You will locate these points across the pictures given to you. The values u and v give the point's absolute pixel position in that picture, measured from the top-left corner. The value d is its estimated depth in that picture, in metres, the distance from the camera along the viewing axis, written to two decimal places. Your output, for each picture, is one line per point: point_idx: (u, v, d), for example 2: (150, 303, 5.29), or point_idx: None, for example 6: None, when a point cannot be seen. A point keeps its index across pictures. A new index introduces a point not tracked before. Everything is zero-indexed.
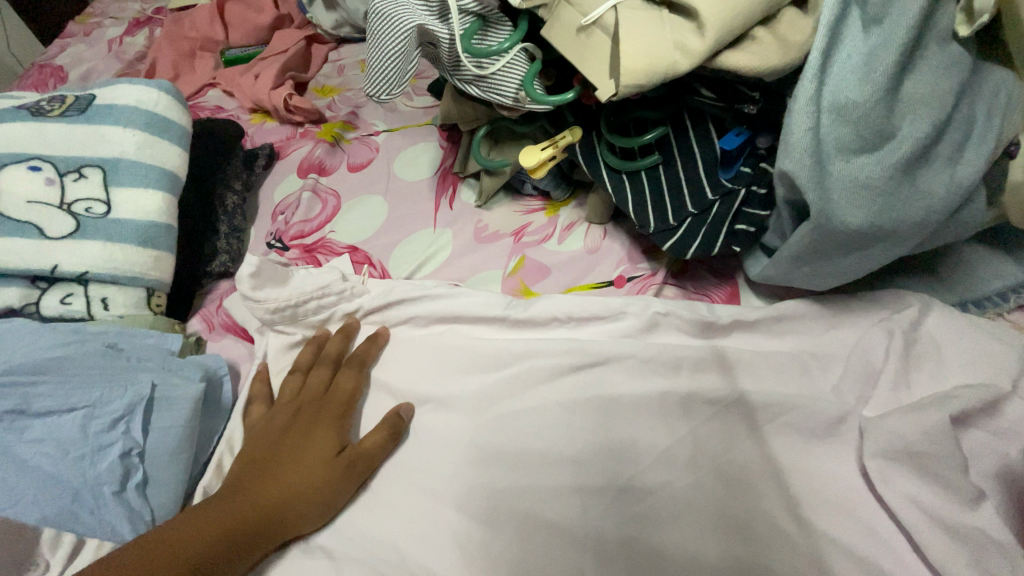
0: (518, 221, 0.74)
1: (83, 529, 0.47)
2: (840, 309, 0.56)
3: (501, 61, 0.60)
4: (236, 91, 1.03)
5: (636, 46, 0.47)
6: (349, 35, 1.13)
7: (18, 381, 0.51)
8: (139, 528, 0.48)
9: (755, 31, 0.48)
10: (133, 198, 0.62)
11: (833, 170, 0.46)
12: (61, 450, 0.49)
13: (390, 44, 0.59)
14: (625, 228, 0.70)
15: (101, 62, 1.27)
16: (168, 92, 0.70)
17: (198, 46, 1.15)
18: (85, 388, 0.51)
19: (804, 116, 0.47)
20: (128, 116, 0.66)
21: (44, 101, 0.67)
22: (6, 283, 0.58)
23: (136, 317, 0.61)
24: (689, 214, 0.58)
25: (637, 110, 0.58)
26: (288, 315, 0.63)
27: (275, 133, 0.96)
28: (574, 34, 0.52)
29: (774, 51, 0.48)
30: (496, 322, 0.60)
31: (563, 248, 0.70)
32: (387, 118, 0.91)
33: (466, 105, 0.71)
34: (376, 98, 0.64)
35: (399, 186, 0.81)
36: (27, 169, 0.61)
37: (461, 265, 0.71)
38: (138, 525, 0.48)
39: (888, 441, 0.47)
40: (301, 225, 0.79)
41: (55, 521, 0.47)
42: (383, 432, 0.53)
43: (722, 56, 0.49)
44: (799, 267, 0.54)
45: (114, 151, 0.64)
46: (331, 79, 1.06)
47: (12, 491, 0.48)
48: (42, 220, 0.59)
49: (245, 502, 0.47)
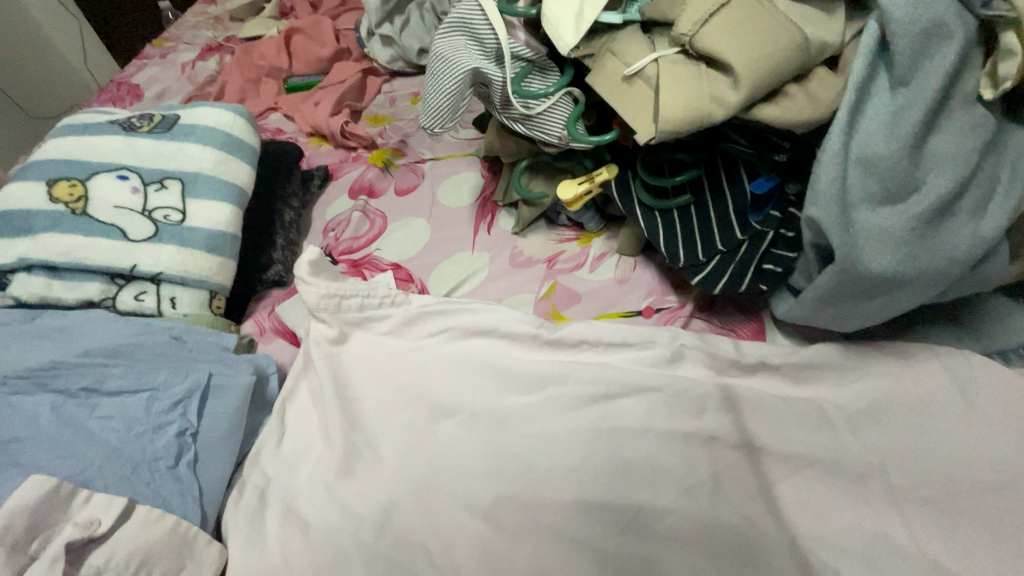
0: (552, 249, 0.78)
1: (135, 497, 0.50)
2: (865, 353, 0.58)
3: (547, 103, 0.65)
4: (296, 115, 1.11)
5: (676, 96, 0.52)
6: (402, 69, 1.21)
7: (93, 362, 0.56)
8: (189, 500, 0.51)
9: (787, 87, 0.52)
10: (205, 209, 0.69)
11: (859, 219, 0.49)
12: (125, 426, 0.53)
13: (447, 84, 0.65)
14: (655, 262, 0.73)
15: (174, 83, 1.38)
16: (241, 115, 0.77)
17: (264, 73, 1.26)
18: (151, 373, 0.56)
19: (832, 166, 0.50)
20: (206, 136, 0.73)
21: (135, 118, 0.75)
22: (88, 278, 0.63)
23: (199, 316, 0.66)
24: (718, 252, 0.61)
25: (672, 152, 0.62)
26: (333, 304, 0.65)
27: (330, 156, 1.03)
28: (617, 82, 0.57)
29: (805, 107, 0.51)
30: (529, 339, 0.63)
31: (594, 277, 0.73)
32: (434, 147, 0.98)
33: (509, 139, 0.77)
34: (429, 130, 0.70)
35: (442, 211, 0.86)
36: (115, 177, 0.68)
37: (497, 287, 0.75)
38: (188, 497, 0.51)
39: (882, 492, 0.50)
40: (350, 242, 0.85)
41: (112, 487, 0.49)
42: None
43: (755, 109, 0.53)
44: (824, 308, 0.56)
45: (193, 166, 0.71)
46: (383, 109, 1.14)
47: (76, 460, 0.50)
48: (124, 224, 0.65)
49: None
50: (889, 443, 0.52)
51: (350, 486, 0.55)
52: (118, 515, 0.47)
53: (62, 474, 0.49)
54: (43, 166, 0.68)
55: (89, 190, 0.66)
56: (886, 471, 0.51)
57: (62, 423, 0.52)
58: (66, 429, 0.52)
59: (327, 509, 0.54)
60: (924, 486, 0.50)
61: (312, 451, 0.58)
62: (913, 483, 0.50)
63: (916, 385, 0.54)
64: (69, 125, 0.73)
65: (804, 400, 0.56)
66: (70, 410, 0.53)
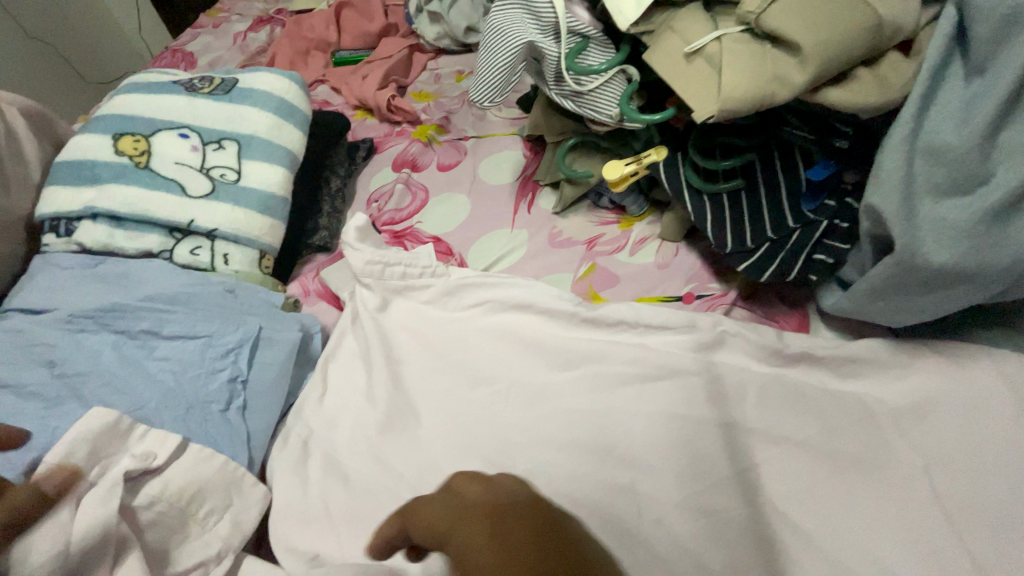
0: (592, 231, 0.78)
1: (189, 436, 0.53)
2: (913, 352, 0.56)
3: (600, 80, 0.65)
4: (343, 88, 1.13)
5: (738, 75, 0.51)
6: (448, 47, 1.22)
7: (154, 307, 0.59)
8: (238, 443, 0.54)
9: (855, 70, 0.51)
10: (259, 171, 0.71)
11: (922, 210, 0.48)
12: (181, 369, 0.56)
13: (501, 56, 0.65)
14: (697, 248, 0.72)
15: (226, 53, 1.41)
16: (296, 82, 0.79)
17: (313, 46, 1.28)
18: (206, 321, 0.59)
19: (896, 154, 0.48)
20: (263, 100, 0.75)
21: (196, 80, 0.77)
22: (149, 230, 0.66)
23: (249, 274, 0.68)
24: (767, 239, 0.60)
25: (725, 136, 0.61)
26: (376, 270, 0.67)
27: (374, 129, 1.05)
28: (675, 59, 0.56)
29: (874, 90, 0.50)
30: (566, 316, 0.63)
31: (634, 260, 0.73)
32: (477, 125, 0.98)
33: (553, 118, 0.78)
34: (478, 104, 0.70)
35: (483, 187, 0.87)
36: (176, 135, 0.70)
37: (535, 265, 0.76)
38: (236, 439, 0.54)
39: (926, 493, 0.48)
40: (392, 213, 0.86)
41: (168, 423, 0.52)
42: None
43: (822, 92, 0.51)
44: (875, 302, 0.54)
45: (249, 128, 0.73)
46: (427, 85, 1.15)
47: (136, 396, 0.53)
48: (184, 180, 0.68)
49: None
50: (933, 445, 0.51)
51: (385, 445, 0.57)
52: (172, 451, 0.50)
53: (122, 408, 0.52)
54: (108, 121, 0.71)
55: (152, 146, 0.69)
56: (929, 472, 0.50)
57: (122, 362, 0.55)
58: (127, 367, 0.55)
59: (365, 465, 0.55)
60: (973, 488, 0.48)
61: (352, 410, 0.59)
62: (957, 486, 0.48)
63: (968, 387, 0.53)
64: (132, 83, 0.76)
65: (847, 395, 0.55)
66: (131, 350, 0.57)
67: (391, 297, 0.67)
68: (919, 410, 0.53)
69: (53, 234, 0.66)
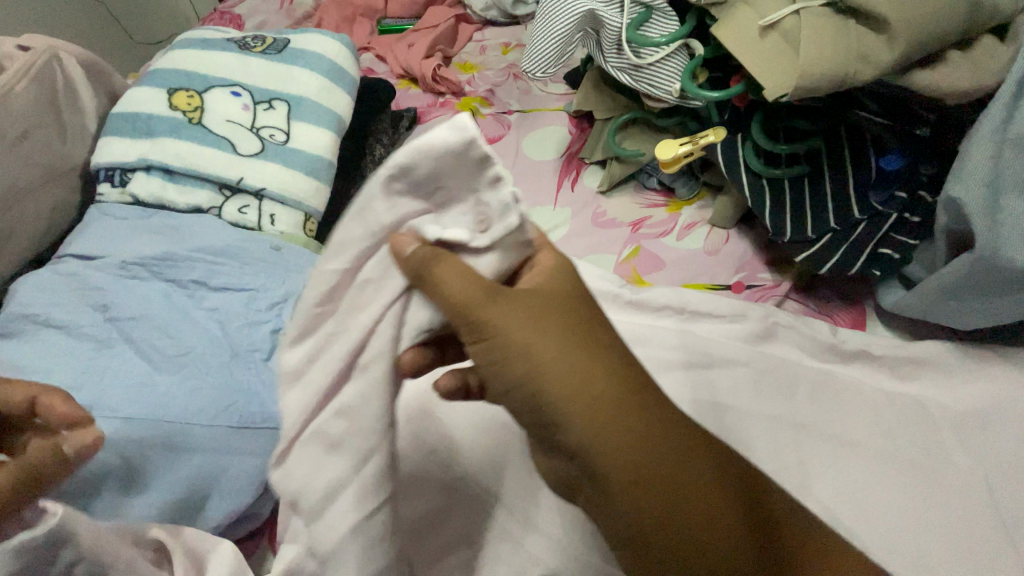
0: (638, 213, 0.76)
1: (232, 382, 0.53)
2: (979, 358, 0.53)
3: (661, 54, 0.62)
4: (388, 56, 1.12)
5: (816, 51, 0.48)
6: (495, 19, 1.19)
7: (204, 259, 0.60)
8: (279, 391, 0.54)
9: (948, 53, 0.48)
10: (308, 133, 0.71)
11: (1009, 205, 0.44)
12: (227, 319, 0.57)
13: (559, 24, 0.62)
14: (749, 237, 0.69)
15: (273, 16, 1.41)
16: (347, 46, 0.79)
17: (359, 13, 1.26)
18: (253, 276, 0.60)
19: (985, 145, 0.45)
20: (314, 61, 0.75)
21: (249, 38, 0.77)
22: (199, 185, 0.66)
23: (293, 236, 0.67)
24: (829, 230, 0.57)
25: (791, 118, 0.59)
26: None
27: (418, 99, 1.04)
28: (747, 33, 0.53)
29: (966, 74, 0.46)
30: (610, 297, 0.60)
31: (681, 245, 0.71)
32: (522, 99, 0.96)
33: (607, 93, 0.78)
34: (531, 75, 0.68)
35: (526, 163, 0.85)
36: (229, 92, 0.70)
37: (577, 244, 0.74)
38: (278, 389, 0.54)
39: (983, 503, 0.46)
40: None
41: (213, 369, 0.53)
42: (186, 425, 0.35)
43: (907, 74, 0.48)
44: (945, 302, 0.51)
45: (300, 89, 0.73)
46: (472, 57, 1.13)
47: (183, 342, 0.54)
48: (234, 137, 0.68)
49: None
50: (992, 454, 0.48)
51: None
52: None
53: (169, 351, 0.53)
54: (163, 75, 0.71)
55: (205, 102, 0.69)
56: (986, 482, 0.47)
57: (172, 309, 0.57)
58: (176, 314, 0.56)
59: None
60: None
61: None
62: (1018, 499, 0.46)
63: None
64: (187, 39, 0.76)
65: (903, 396, 0.53)
66: (181, 298, 0.58)
67: None
68: (980, 418, 0.50)
69: (107, 184, 0.67)
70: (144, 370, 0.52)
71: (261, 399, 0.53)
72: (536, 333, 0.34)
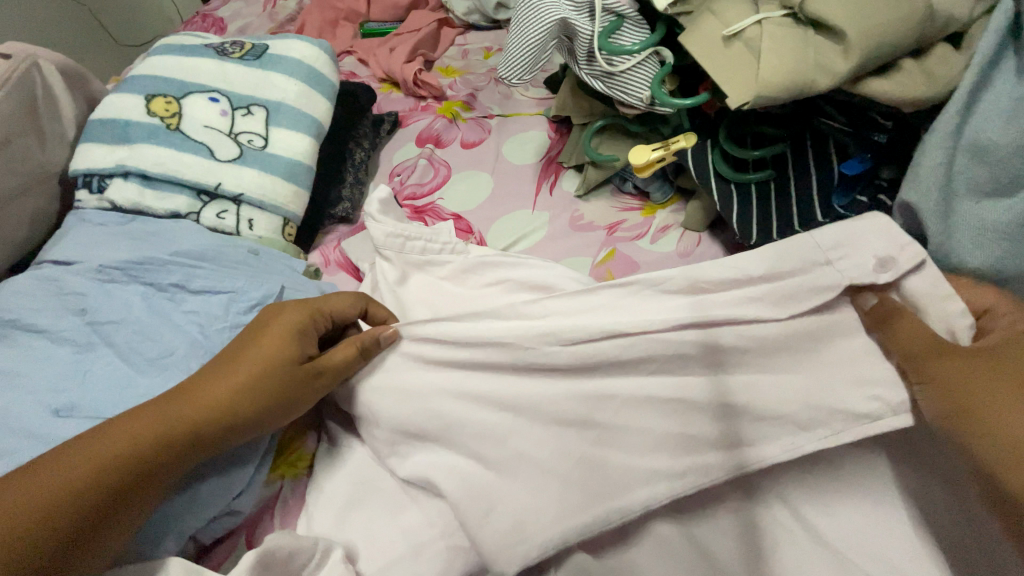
0: (614, 217, 0.77)
1: None
2: None
3: (633, 61, 0.63)
4: (371, 60, 1.12)
5: (776, 63, 0.49)
6: (477, 23, 1.20)
7: (183, 262, 0.60)
8: None
9: (903, 61, 0.49)
10: (286, 138, 0.71)
11: (961, 210, 0.46)
12: (206, 321, 0.57)
13: (532, 32, 0.64)
14: (721, 239, 0.71)
15: (256, 19, 1.40)
16: (326, 51, 0.79)
17: (342, 16, 1.26)
18: (232, 278, 0.60)
19: (937, 151, 0.47)
20: (292, 67, 0.76)
21: (227, 44, 0.78)
22: (178, 191, 0.67)
23: (272, 241, 0.68)
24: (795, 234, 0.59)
25: (759, 124, 0.60)
26: (397, 243, 0.67)
27: (400, 103, 1.04)
28: (713, 42, 0.54)
29: (918, 82, 0.48)
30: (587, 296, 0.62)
31: (655, 248, 0.72)
32: (503, 104, 0.98)
33: (583, 99, 0.80)
34: (507, 81, 0.69)
35: (506, 167, 0.86)
36: (207, 99, 0.71)
37: (555, 247, 0.75)
38: None
39: None
40: (414, 188, 0.86)
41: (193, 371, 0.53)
42: (354, 348, 0.49)
43: (863, 83, 0.50)
44: None
45: (279, 95, 0.73)
46: (455, 61, 1.14)
47: (162, 346, 0.55)
48: (212, 143, 0.68)
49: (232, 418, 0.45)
50: None
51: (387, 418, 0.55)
52: None
53: (152, 355, 0.54)
54: (142, 81, 0.72)
55: (182, 108, 0.70)
56: None
57: (151, 313, 0.57)
58: (154, 317, 0.56)
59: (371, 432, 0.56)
60: None
61: None
62: None
63: None
64: (166, 45, 0.77)
65: None
66: (160, 302, 0.58)
67: (410, 270, 0.67)
68: None
69: (85, 190, 0.67)
70: (124, 372, 0.52)
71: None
72: (1010, 387, 0.38)
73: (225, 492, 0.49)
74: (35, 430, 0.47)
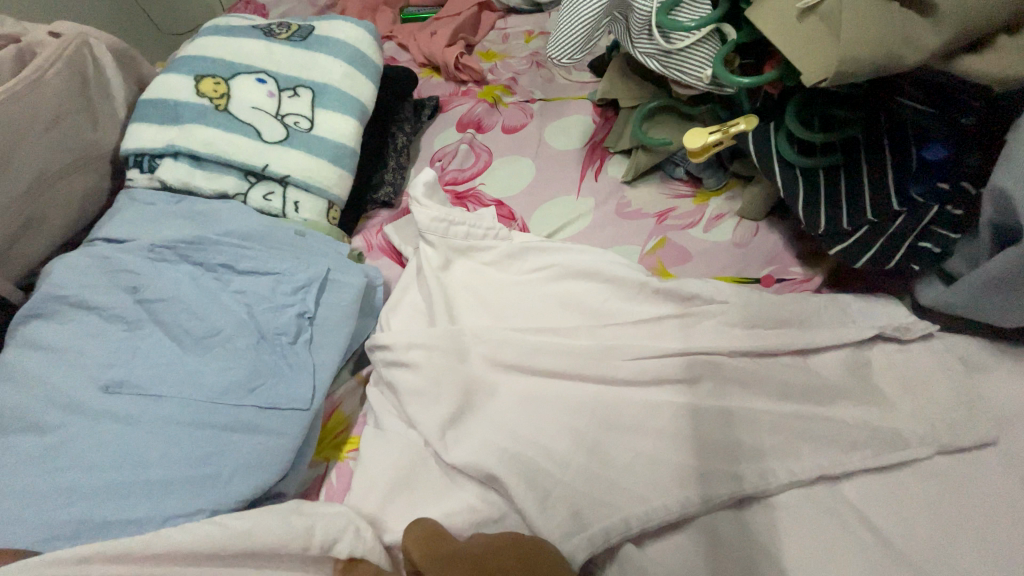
0: (664, 204, 0.74)
1: (259, 363, 0.53)
2: (1016, 358, 0.51)
3: (693, 39, 0.60)
4: (411, 44, 1.11)
5: (857, 31, 0.45)
6: (518, 6, 1.17)
7: (230, 242, 0.61)
8: (304, 374, 0.54)
9: (1002, 36, 0.45)
10: (332, 120, 0.71)
11: None
12: (254, 301, 0.57)
13: (585, 9, 0.61)
14: (781, 229, 0.67)
15: (297, 5, 1.41)
16: (371, 33, 0.78)
17: (382, 1, 1.25)
18: (278, 259, 0.60)
19: None
20: (338, 48, 0.75)
21: (275, 25, 0.77)
22: (226, 172, 0.67)
23: (317, 223, 0.68)
24: (866, 222, 0.55)
25: (828, 107, 0.57)
26: (440, 228, 0.65)
27: (440, 88, 1.03)
28: (785, 17, 0.51)
29: (1021, 56, 0.44)
30: (638, 286, 0.59)
31: (707, 238, 0.69)
32: (545, 88, 0.95)
33: (633, 82, 0.77)
34: (556, 61, 0.67)
35: (549, 153, 0.84)
36: (254, 80, 0.71)
37: (601, 235, 0.73)
38: (302, 371, 0.54)
39: None
40: (455, 173, 0.84)
41: (241, 350, 0.53)
42: None
43: (952, 61, 0.47)
44: (991, 297, 0.49)
45: (325, 77, 0.73)
46: (495, 45, 1.12)
47: (211, 324, 0.55)
48: (259, 124, 0.68)
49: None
50: None
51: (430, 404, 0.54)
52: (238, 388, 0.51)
53: (200, 333, 0.54)
54: (191, 62, 0.72)
55: (231, 89, 0.70)
56: None
57: (200, 292, 0.57)
58: (203, 296, 0.57)
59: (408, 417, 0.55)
60: None
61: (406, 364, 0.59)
62: None
63: None
64: (215, 26, 0.77)
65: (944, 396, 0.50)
66: (208, 281, 0.58)
67: (453, 255, 0.66)
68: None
69: (136, 170, 0.68)
70: (173, 351, 0.53)
71: (288, 383, 0.53)
72: None
73: (259, 475, 0.48)
74: (88, 405, 0.48)
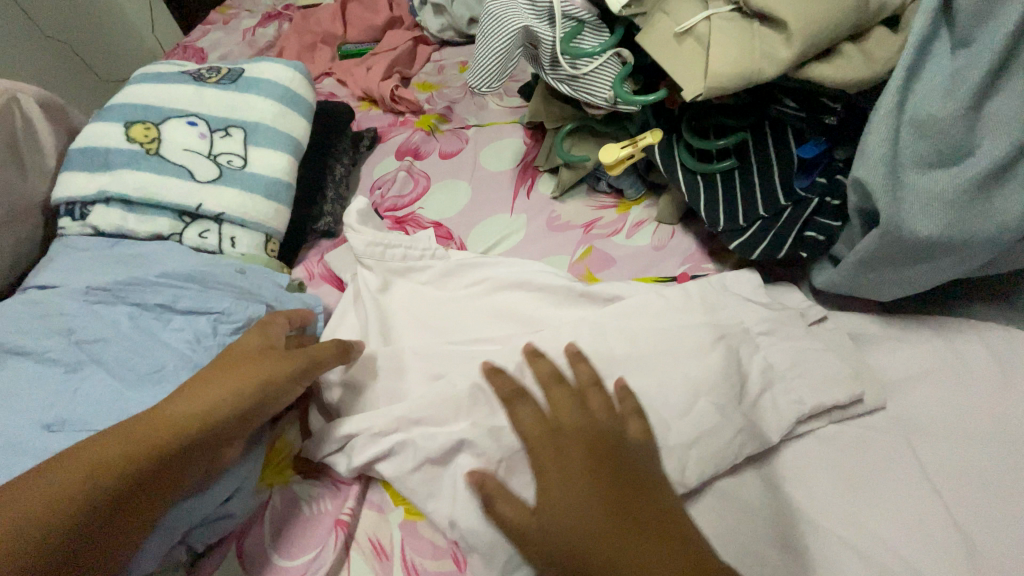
0: (589, 215, 0.79)
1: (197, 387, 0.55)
2: (898, 327, 0.58)
3: (594, 63, 0.66)
4: (349, 80, 1.15)
5: (725, 52, 0.52)
6: (451, 39, 1.23)
7: (168, 282, 0.62)
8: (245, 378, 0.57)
9: (843, 46, 0.52)
10: (264, 157, 0.73)
11: (908, 181, 0.48)
12: (194, 339, 0.58)
13: (496, 42, 0.66)
14: (694, 230, 0.73)
15: (236, 48, 1.43)
16: (301, 72, 0.82)
17: (320, 40, 1.29)
18: (217, 297, 0.62)
19: (883, 126, 0.48)
20: (268, 88, 0.78)
21: (204, 70, 0.80)
22: (161, 213, 0.69)
23: (254, 257, 0.70)
24: (759, 217, 0.61)
25: (719, 116, 0.63)
26: (376, 250, 0.68)
27: (379, 120, 1.07)
28: (667, 39, 0.57)
29: (859, 64, 0.51)
30: (565, 291, 0.63)
31: (630, 243, 0.74)
32: (478, 114, 1.00)
33: (552, 104, 0.82)
34: (476, 90, 0.71)
35: (483, 174, 0.88)
36: (185, 123, 0.73)
37: (533, 248, 0.77)
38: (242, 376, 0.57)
39: (913, 463, 0.48)
40: (394, 200, 0.88)
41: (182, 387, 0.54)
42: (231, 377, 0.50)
43: (807, 68, 0.52)
44: (865, 274, 0.54)
45: (256, 116, 0.75)
46: (431, 76, 1.16)
47: (151, 363, 0.56)
48: (192, 165, 0.70)
49: (210, 428, 0.46)
50: (919, 415, 0.51)
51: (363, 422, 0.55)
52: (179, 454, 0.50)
53: (138, 371, 0.55)
54: (120, 109, 0.74)
55: (162, 133, 0.72)
56: (910, 441, 0.50)
57: (138, 332, 0.58)
58: (140, 336, 0.58)
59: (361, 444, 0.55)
60: (958, 456, 0.48)
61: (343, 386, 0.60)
62: (941, 455, 0.49)
63: (952, 361, 0.53)
64: (145, 73, 0.79)
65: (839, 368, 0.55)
66: (148, 322, 0.59)
67: (390, 276, 0.68)
68: (907, 385, 0.53)
69: (68, 218, 0.68)
70: (113, 390, 0.54)
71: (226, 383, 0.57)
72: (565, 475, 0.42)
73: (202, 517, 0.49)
74: (25, 447, 0.48)
